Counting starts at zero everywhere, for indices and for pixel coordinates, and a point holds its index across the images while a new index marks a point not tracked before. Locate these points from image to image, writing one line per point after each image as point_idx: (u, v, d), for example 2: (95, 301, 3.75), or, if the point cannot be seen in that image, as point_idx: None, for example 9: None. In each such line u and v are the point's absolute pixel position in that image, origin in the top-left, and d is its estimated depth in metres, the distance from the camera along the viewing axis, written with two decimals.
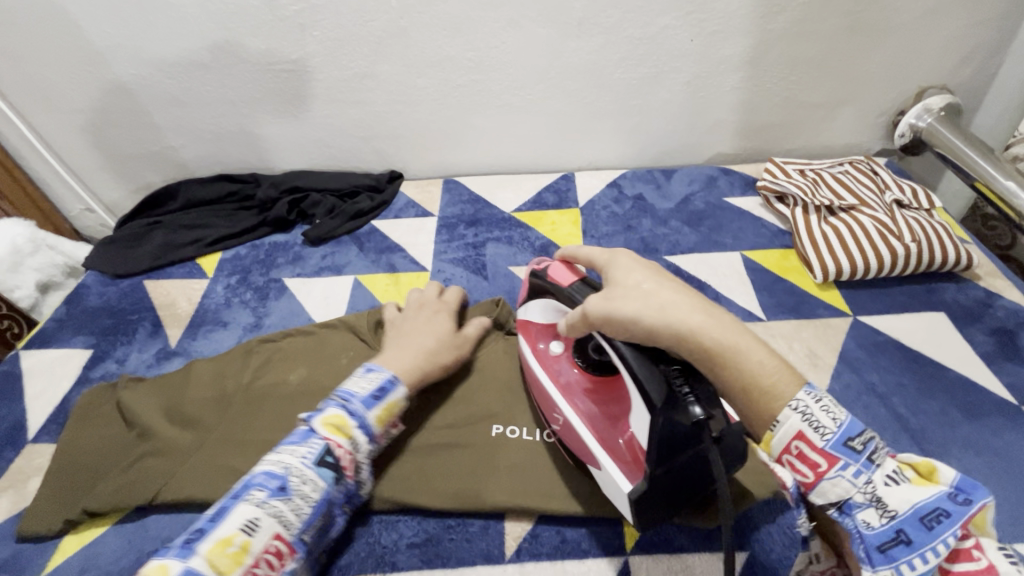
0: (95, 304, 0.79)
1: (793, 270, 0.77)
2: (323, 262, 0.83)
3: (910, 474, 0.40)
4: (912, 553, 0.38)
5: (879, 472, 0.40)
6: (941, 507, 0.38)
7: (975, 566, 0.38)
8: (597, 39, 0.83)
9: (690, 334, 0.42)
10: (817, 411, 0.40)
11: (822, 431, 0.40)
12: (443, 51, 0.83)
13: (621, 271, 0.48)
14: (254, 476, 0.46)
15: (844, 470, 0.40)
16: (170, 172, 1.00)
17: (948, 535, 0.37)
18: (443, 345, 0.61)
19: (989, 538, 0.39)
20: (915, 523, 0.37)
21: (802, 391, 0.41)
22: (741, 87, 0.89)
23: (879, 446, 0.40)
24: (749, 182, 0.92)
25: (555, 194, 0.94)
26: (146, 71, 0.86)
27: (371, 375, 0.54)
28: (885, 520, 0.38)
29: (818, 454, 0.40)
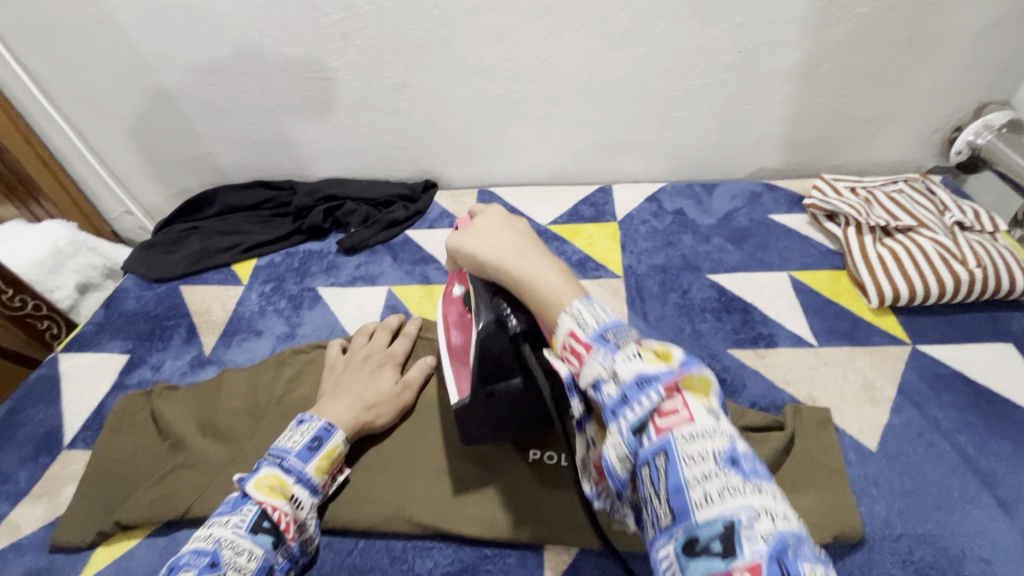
0: (132, 309, 0.79)
1: (845, 293, 0.73)
2: (356, 272, 0.82)
3: (649, 355, 0.36)
4: (627, 408, 0.33)
5: (621, 353, 0.36)
6: (654, 374, 0.34)
7: (674, 422, 0.33)
8: (641, 51, 0.80)
9: (501, 272, 0.44)
10: (587, 314, 0.38)
11: (586, 326, 0.38)
12: (483, 61, 0.82)
13: (490, 214, 0.49)
14: (182, 556, 0.42)
15: (599, 356, 0.36)
16: (207, 178, 1.01)
17: (654, 392, 0.33)
18: (381, 394, 0.59)
19: (701, 403, 0.34)
20: (646, 403, 0.33)
21: (578, 302, 0.39)
22: (790, 101, 0.86)
23: (627, 332, 0.37)
24: (796, 199, 0.89)
25: (592, 207, 0.91)
26: (188, 78, 0.87)
27: (307, 424, 0.53)
28: (623, 402, 0.34)
29: (582, 345, 0.37)
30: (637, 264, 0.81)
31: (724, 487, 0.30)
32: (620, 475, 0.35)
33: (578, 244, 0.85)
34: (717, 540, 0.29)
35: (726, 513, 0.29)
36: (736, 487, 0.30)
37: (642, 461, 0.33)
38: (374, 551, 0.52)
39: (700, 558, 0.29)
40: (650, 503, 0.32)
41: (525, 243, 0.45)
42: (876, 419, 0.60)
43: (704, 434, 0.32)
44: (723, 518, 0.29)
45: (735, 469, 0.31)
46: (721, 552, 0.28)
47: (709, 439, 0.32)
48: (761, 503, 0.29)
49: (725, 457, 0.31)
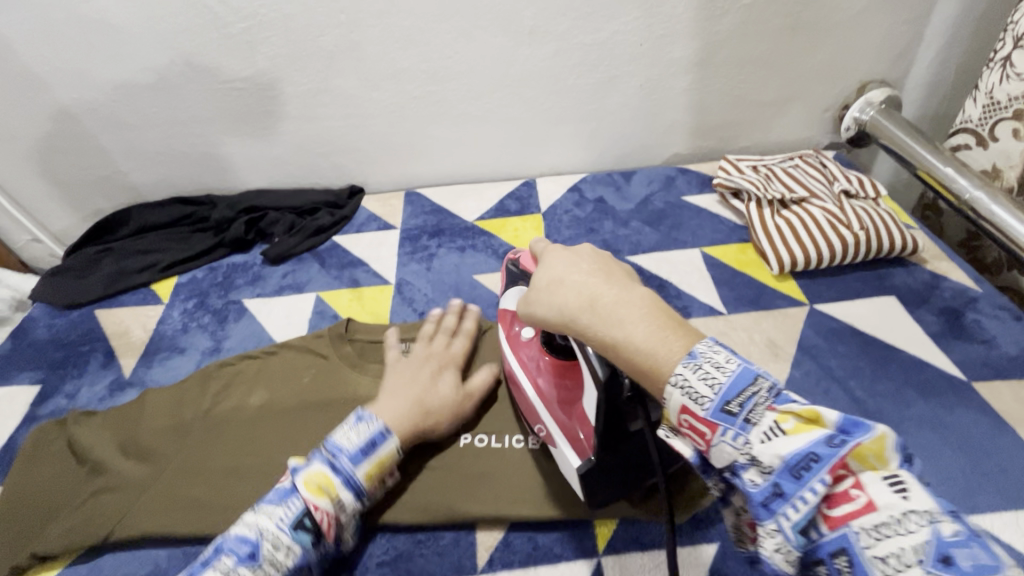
0: (43, 338, 0.76)
1: (750, 263, 0.79)
2: (283, 281, 0.82)
3: (790, 422, 0.35)
4: (788, 504, 0.33)
5: (755, 429, 0.35)
6: (812, 452, 0.33)
7: (853, 509, 0.33)
8: (549, 47, 0.84)
9: (588, 333, 0.43)
10: (701, 386, 0.36)
11: (699, 400, 0.36)
12: (397, 64, 0.83)
13: (552, 264, 0.48)
14: (227, 539, 0.45)
15: (724, 435, 0.36)
16: (121, 198, 0.97)
17: (820, 480, 0.33)
18: (442, 398, 0.57)
19: (878, 474, 0.33)
20: (810, 494, 0.33)
21: (681, 363, 0.37)
22: (693, 89, 0.92)
23: (758, 389, 0.36)
24: (706, 180, 0.94)
25: (517, 201, 0.94)
26: (91, 96, 0.83)
27: (364, 425, 0.51)
28: (779, 497, 0.34)
29: (702, 424, 0.36)
30: None
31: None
32: (789, 573, 0.35)
33: (504, 237, 0.87)
34: None
35: None
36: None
37: (819, 557, 0.33)
38: None
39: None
40: None
41: (594, 289, 0.44)
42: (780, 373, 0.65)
43: (893, 525, 0.31)
44: None
45: (948, 567, 0.29)
46: None
47: (902, 529, 0.31)
48: None
49: (935, 556, 0.29)
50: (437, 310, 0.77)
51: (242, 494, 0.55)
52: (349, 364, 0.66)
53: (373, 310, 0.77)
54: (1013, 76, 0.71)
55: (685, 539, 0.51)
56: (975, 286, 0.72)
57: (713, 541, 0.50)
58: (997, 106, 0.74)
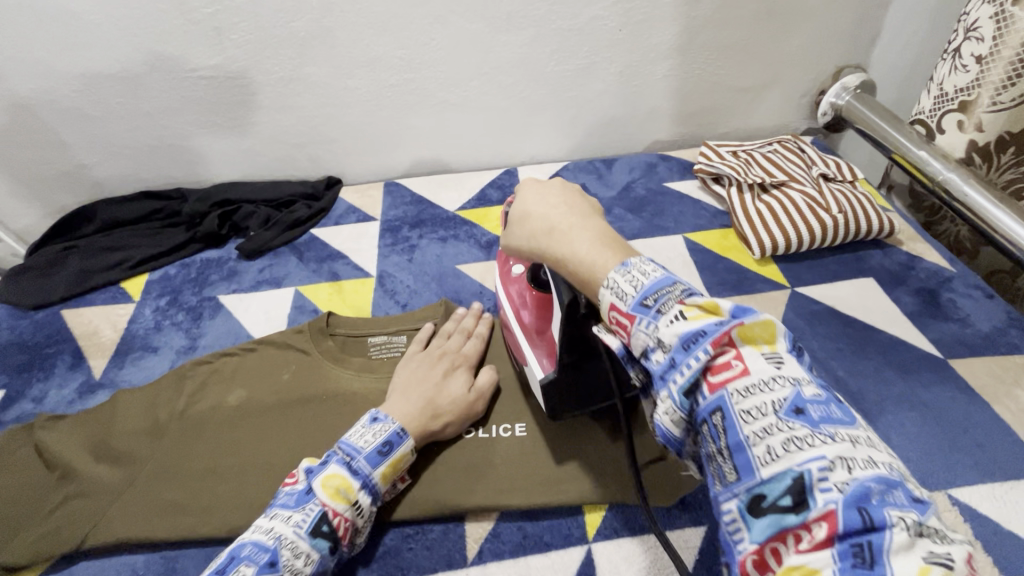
0: (5, 340, 0.72)
1: (732, 249, 0.79)
2: (260, 276, 0.79)
3: (694, 311, 0.32)
4: (677, 372, 0.31)
5: (663, 317, 0.32)
6: (700, 329, 0.31)
7: (729, 375, 0.29)
8: (527, 33, 0.82)
9: (547, 254, 0.42)
10: (627, 284, 0.35)
11: (625, 297, 0.34)
12: (372, 51, 0.81)
13: (532, 198, 0.45)
14: (243, 547, 0.43)
15: (641, 325, 0.33)
16: (85, 194, 0.93)
17: (702, 351, 0.30)
18: (453, 397, 0.56)
19: (761, 351, 0.30)
20: (694, 362, 0.30)
21: (614, 270, 0.36)
22: (673, 75, 0.91)
23: (674, 289, 0.34)
24: (687, 167, 0.94)
25: (499, 190, 0.93)
26: (49, 87, 0.79)
27: (382, 425, 0.51)
28: (670, 365, 0.31)
29: (624, 316, 0.34)
30: None
31: (790, 437, 0.27)
32: (676, 435, 0.32)
33: (486, 227, 0.86)
34: (785, 495, 0.26)
35: (795, 466, 0.26)
36: (805, 438, 0.26)
37: (700, 419, 0.30)
38: None
39: (767, 514, 0.26)
40: (714, 459, 0.29)
41: (557, 215, 0.43)
42: None
43: (762, 387, 0.29)
44: (790, 471, 0.26)
45: (799, 419, 0.27)
46: (790, 506, 0.26)
47: (766, 391, 0.28)
48: (835, 451, 0.26)
49: (787, 407, 0.28)
50: (421, 302, 0.75)
51: (222, 496, 0.53)
52: (330, 359, 0.64)
53: (354, 304, 0.75)
54: (960, 68, 0.72)
55: (673, 522, 0.51)
56: (950, 266, 0.74)
57: (701, 523, 0.51)
58: (946, 98, 0.76)
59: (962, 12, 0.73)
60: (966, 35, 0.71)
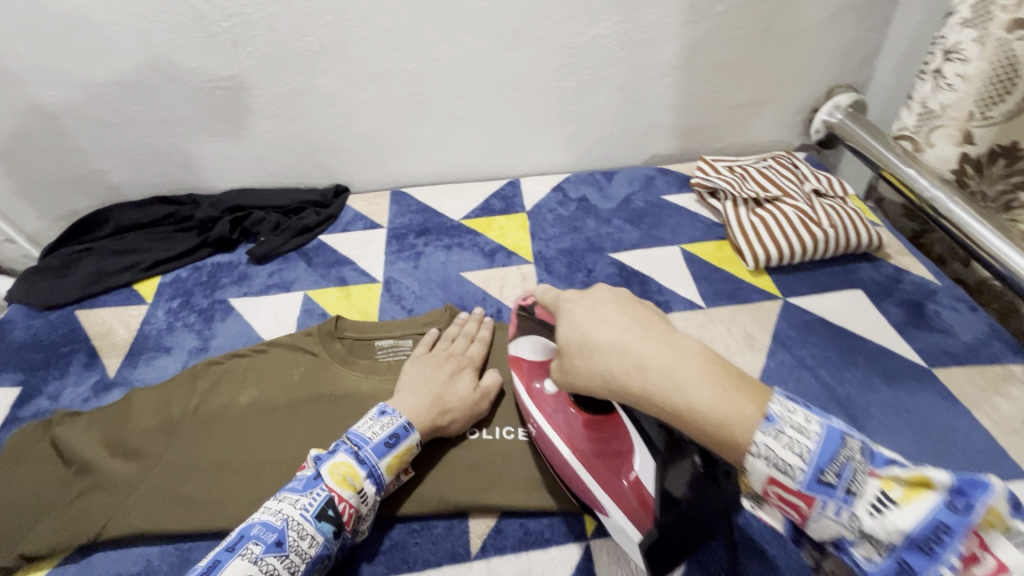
0: (21, 339, 0.74)
1: (727, 260, 0.82)
2: (270, 280, 0.82)
3: (898, 490, 0.32)
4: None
5: (860, 501, 0.32)
6: (937, 520, 0.30)
7: (981, 574, 0.30)
8: (532, 50, 0.86)
9: (640, 397, 0.39)
10: (788, 455, 0.33)
11: (792, 471, 0.33)
12: (382, 64, 0.84)
13: (582, 318, 0.44)
14: (252, 527, 0.45)
15: (824, 508, 0.33)
16: (98, 197, 0.95)
17: (949, 549, 0.30)
18: (459, 395, 0.58)
19: (997, 530, 0.30)
20: (941, 566, 0.30)
21: (760, 430, 0.34)
22: (671, 91, 0.95)
23: (851, 453, 0.33)
24: (684, 180, 0.98)
25: (502, 200, 0.96)
26: (69, 94, 0.82)
27: (389, 419, 0.54)
28: (901, 568, 0.31)
29: (795, 496, 0.33)
30: (546, 249, 0.86)
31: None
32: None
33: (489, 236, 0.89)
34: None
35: None
36: None
37: None
38: None
39: None
40: None
41: (632, 349, 0.40)
42: (755, 363, 0.68)
43: None
44: None
45: None
46: None
47: None
48: None
49: None
50: (426, 308, 0.78)
51: (234, 491, 0.55)
52: (338, 361, 0.66)
53: (361, 308, 0.77)
54: (945, 86, 0.76)
55: None
56: (936, 279, 0.77)
57: None
58: (931, 115, 0.80)
59: (940, 33, 0.77)
60: (948, 57, 0.75)
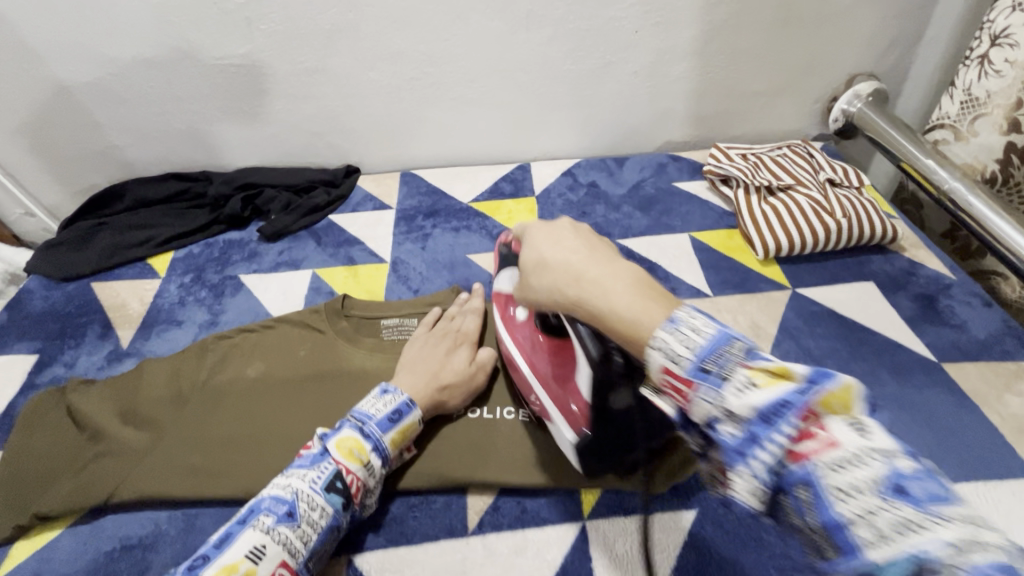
0: (39, 309, 0.76)
1: (737, 249, 0.81)
2: (280, 257, 0.83)
3: (763, 377, 0.32)
4: (759, 449, 0.30)
5: (729, 384, 0.32)
6: (783, 400, 0.30)
7: (817, 449, 0.29)
8: (545, 32, 0.85)
9: (579, 306, 0.40)
10: (678, 344, 0.34)
11: (679, 360, 0.34)
12: (394, 44, 0.84)
13: (540, 241, 0.45)
14: (262, 501, 0.46)
15: (703, 393, 0.33)
16: (115, 173, 0.97)
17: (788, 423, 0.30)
18: (457, 372, 0.59)
19: (846, 416, 0.30)
20: (777, 437, 0.30)
21: (661, 328, 0.35)
22: (686, 77, 0.93)
23: (733, 348, 0.33)
24: (697, 168, 0.96)
25: (512, 183, 0.96)
26: (86, 70, 0.83)
27: (391, 395, 0.54)
28: (751, 441, 0.31)
29: (681, 380, 0.34)
30: None
31: (902, 522, 0.25)
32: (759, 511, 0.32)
33: (498, 219, 0.89)
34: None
35: (912, 549, 0.24)
36: (917, 521, 0.25)
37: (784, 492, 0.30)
38: None
39: None
40: (808, 535, 0.29)
41: (581, 263, 0.41)
42: None
43: (853, 460, 0.27)
44: (906, 554, 0.24)
45: (903, 498, 0.26)
46: None
47: (861, 465, 0.27)
48: (959, 534, 0.24)
49: (890, 486, 0.26)
50: (432, 289, 0.78)
51: (240, 461, 0.57)
52: (344, 339, 0.67)
53: (368, 288, 0.78)
54: (991, 73, 0.75)
55: (664, 505, 0.53)
56: (951, 273, 0.75)
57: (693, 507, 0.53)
58: (975, 103, 0.77)
59: (988, 18, 0.75)
60: (995, 42, 0.73)
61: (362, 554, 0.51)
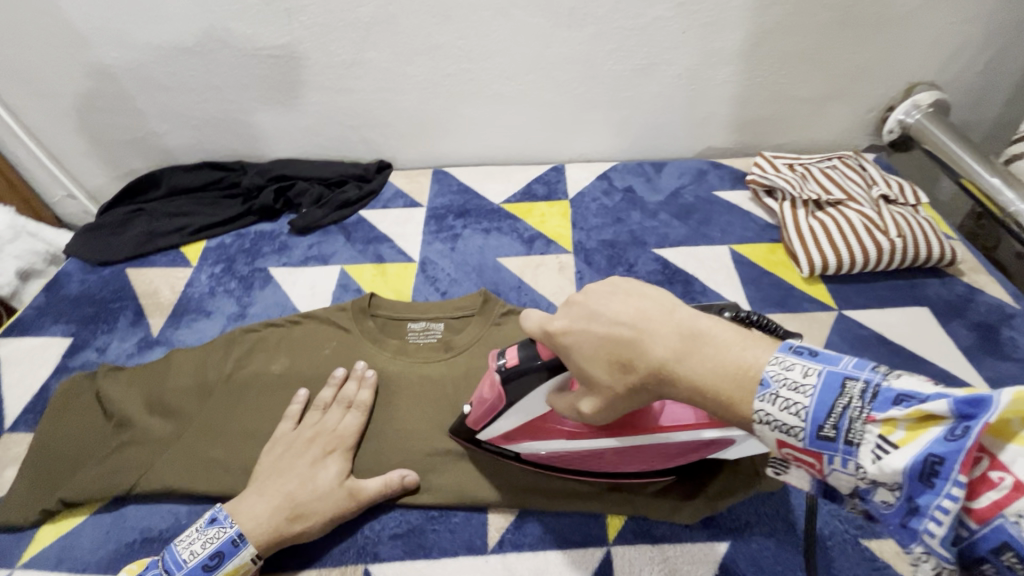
0: (75, 292, 0.78)
1: (779, 264, 0.78)
2: (309, 252, 0.82)
3: (901, 431, 0.29)
4: (931, 521, 0.29)
5: (862, 450, 0.30)
6: (942, 453, 0.28)
7: (999, 495, 0.28)
8: (588, 30, 0.82)
9: (663, 377, 0.35)
10: (788, 418, 0.32)
11: (794, 431, 0.32)
12: (433, 39, 0.82)
13: (595, 325, 0.38)
14: None
15: (833, 463, 0.32)
16: (153, 159, 0.98)
17: (960, 482, 0.28)
18: (319, 494, 0.51)
19: (1022, 444, 0.28)
20: (952, 503, 0.28)
21: (756, 398, 0.32)
22: (733, 81, 0.89)
23: (848, 399, 0.31)
24: (739, 177, 0.92)
25: (545, 185, 0.93)
26: (130, 56, 0.84)
27: (217, 530, 0.49)
28: (915, 511, 0.29)
29: (806, 455, 0.32)
30: (587, 240, 0.83)
31: None
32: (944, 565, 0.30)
33: (530, 222, 0.86)
34: None
35: None
36: None
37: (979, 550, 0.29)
38: None
39: None
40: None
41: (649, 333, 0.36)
42: None
43: None
44: None
45: None
46: None
47: None
48: None
49: None
50: (460, 291, 0.77)
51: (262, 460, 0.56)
52: (370, 339, 0.66)
53: (396, 287, 0.77)
54: None
55: (693, 536, 0.51)
56: (1014, 302, 0.70)
57: (725, 540, 0.50)
58: None
59: None
60: None
61: (380, 564, 0.50)
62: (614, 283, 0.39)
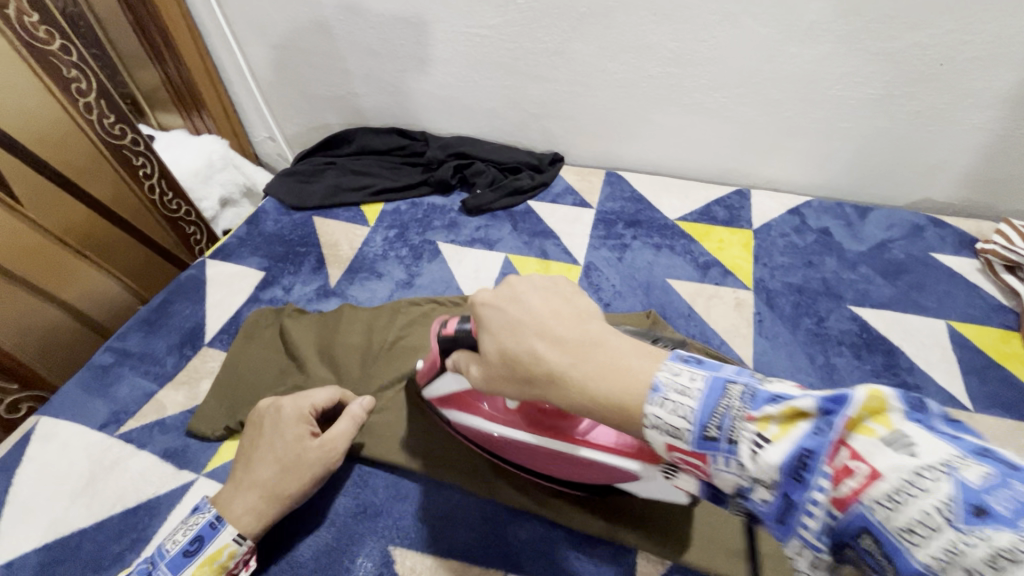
0: (270, 231, 0.85)
1: (1014, 358, 0.65)
2: (475, 233, 0.83)
3: (772, 426, 0.27)
4: (803, 517, 0.26)
5: (738, 450, 0.28)
6: (807, 450, 0.25)
7: (855, 486, 0.24)
8: (824, 48, 0.72)
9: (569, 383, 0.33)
10: (665, 417, 0.30)
11: (680, 434, 0.29)
12: (646, 38, 0.77)
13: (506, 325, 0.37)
14: None
15: (719, 465, 0.28)
16: (347, 117, 1.05)
17: (823, 475, 0.25)
18: (296, 471, 0.50)
19: (871, 435, 0.24)
20: (818, 496, 0.25)
21: (646, 401, 0.30)
22: (987, 128, 0.75)
23: (730, 400, 0.29)
24: (966, 241, 0.78)
25: (726, 208, 0.85)
26: (350, 19, 0.89)
27: (195, 518, 0.48)
28: (789, 507, 0.26)
29: (692, 457, 0.30)
30: (769, 278, 0.75)
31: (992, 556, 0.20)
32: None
33: (706, 246, 0.80)
34: None
35: None
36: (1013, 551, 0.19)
37: (846, 542, 0.25)
38: (468, 510, 0.53)
39: None
40: None
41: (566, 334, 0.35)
42: None
43: (901, 492, 0.22)
44: None
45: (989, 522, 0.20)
46: None
47: (916, 492, 0.22)
48: None
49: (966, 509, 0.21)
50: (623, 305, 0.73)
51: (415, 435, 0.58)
52: None
53: None
54: None
55: None
56: None
57: None
58: None
59: None
60: None
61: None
62: (552, 281, 0.39)
